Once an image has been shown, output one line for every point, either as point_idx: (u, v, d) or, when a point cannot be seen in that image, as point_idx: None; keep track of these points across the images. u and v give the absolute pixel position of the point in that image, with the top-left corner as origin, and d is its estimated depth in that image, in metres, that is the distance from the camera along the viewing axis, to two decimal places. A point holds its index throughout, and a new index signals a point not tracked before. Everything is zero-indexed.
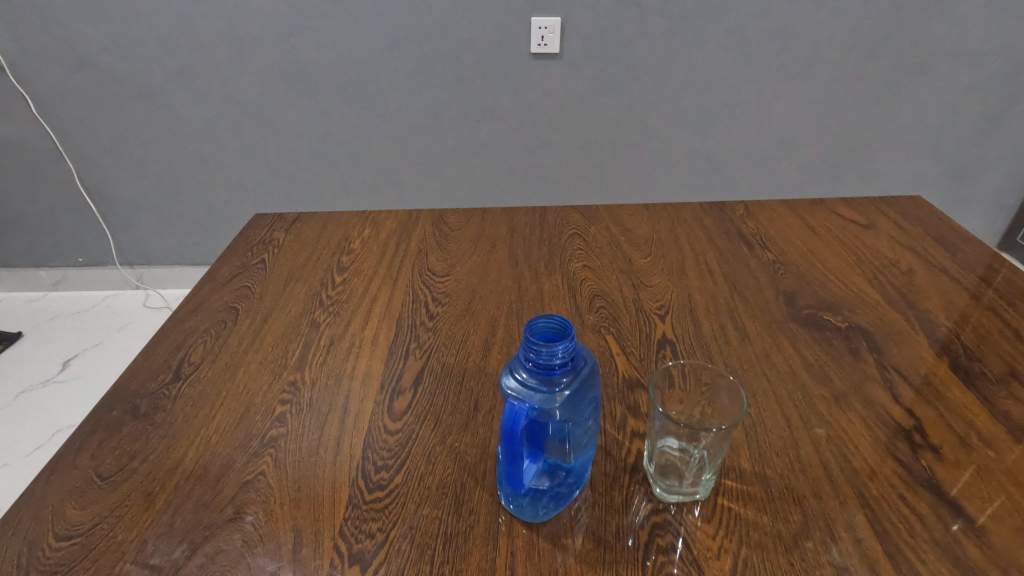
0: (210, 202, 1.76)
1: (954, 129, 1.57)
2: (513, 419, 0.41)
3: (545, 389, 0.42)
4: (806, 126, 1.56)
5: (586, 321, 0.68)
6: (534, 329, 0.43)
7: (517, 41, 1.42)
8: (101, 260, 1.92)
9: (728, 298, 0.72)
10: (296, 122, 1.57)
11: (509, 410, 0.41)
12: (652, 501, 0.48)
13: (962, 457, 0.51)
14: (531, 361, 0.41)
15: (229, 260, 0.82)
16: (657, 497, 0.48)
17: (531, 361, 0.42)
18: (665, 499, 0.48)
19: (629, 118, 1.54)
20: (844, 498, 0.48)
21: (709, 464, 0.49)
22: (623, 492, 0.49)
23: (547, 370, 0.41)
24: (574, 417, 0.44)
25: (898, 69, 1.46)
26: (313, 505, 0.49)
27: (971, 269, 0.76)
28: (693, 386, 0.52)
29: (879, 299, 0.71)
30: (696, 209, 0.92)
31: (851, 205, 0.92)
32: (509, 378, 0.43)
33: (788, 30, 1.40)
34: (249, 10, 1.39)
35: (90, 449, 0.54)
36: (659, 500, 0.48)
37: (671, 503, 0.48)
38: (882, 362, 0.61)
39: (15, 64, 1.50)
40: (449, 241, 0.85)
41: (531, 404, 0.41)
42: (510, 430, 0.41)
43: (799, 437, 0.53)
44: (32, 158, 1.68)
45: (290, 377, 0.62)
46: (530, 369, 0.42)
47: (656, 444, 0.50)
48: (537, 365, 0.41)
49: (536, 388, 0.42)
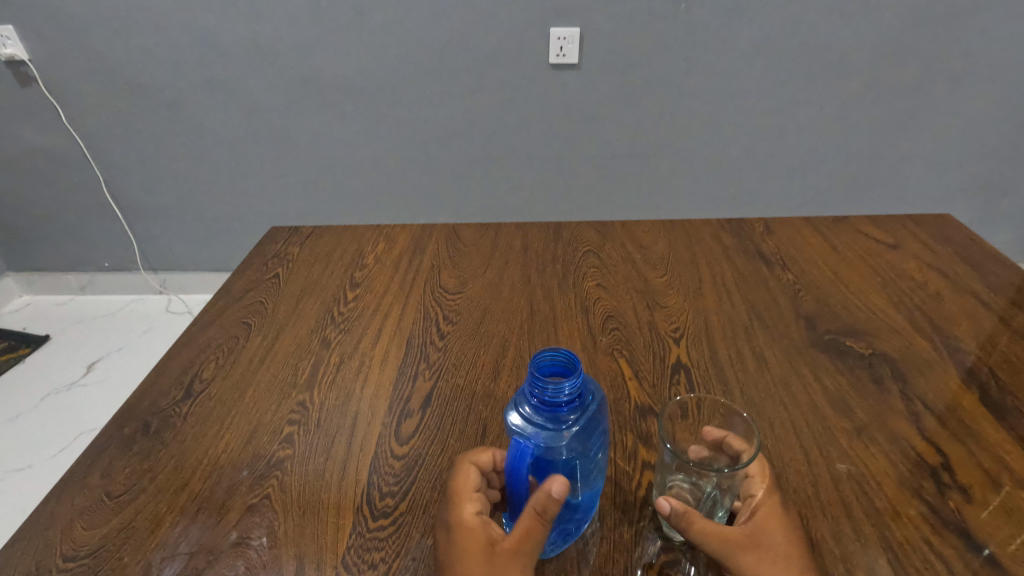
0: (232, 211, 1.79)
1: (988, 140, 1.51)
2: (519, 456, 0.40)
3: (551, 426, 0.42)
4: (831, 137, 1.52)
5: (598, 343, 0.67)
6: (541, 363, 0.43)
7: (535, 51, 1.41)
8: (126, 265, 1.97)
9: (746, 321, 0.70)
10: (316, 131, 1.58)
11: (514, 446, 0.40)
12: (662, 538, 0.47)
13: (993, 498, 0.49)
14: (537, 397, 0.41)
15: (244, 273, 0.83)
16: (667, 533, 0.47)
17: (537, 397, 0.41)
18: (675, 536, 0.47)
19: (647, 128, 1.52)
20: (866, 540, 0.46)
21: (721, 501, 0.46)
22: (632, 527, 0.47)
23: (553, 407, 0.41)
24: (583, 453, 0.43)
25: (929, 78, 1.41)
26: (317, 531, 0.48)
27: (1003, 291, 0.73)
28: (704, 419, 0.51)
29: (904, 325, 0.68)
30: (715, 226, 0.90)
31: (876, 223, 0.89)
32: (515, 414, 0.43)
33: (814, 39, 1.36)
34: (270, 21, 1.40)
35: (101, 468, 0.54)
36: (670, 537, 0.47)
37: (681, 541, 0.46)
38: (907, 393, 0.59)
39: (46, 75, 1.54)
40: (461, 257, 0.85)
41: (537, 441, 0.41)
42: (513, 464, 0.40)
43: (818, 473, 0.51)
44: (61, 166, 1.72)
45: (298, 397, 0.61)
46: (536, 406, 0.41)
47: (666, 479, 0.48)
48: (543, 402, 0.41)
49: (543, 424, 0.42)
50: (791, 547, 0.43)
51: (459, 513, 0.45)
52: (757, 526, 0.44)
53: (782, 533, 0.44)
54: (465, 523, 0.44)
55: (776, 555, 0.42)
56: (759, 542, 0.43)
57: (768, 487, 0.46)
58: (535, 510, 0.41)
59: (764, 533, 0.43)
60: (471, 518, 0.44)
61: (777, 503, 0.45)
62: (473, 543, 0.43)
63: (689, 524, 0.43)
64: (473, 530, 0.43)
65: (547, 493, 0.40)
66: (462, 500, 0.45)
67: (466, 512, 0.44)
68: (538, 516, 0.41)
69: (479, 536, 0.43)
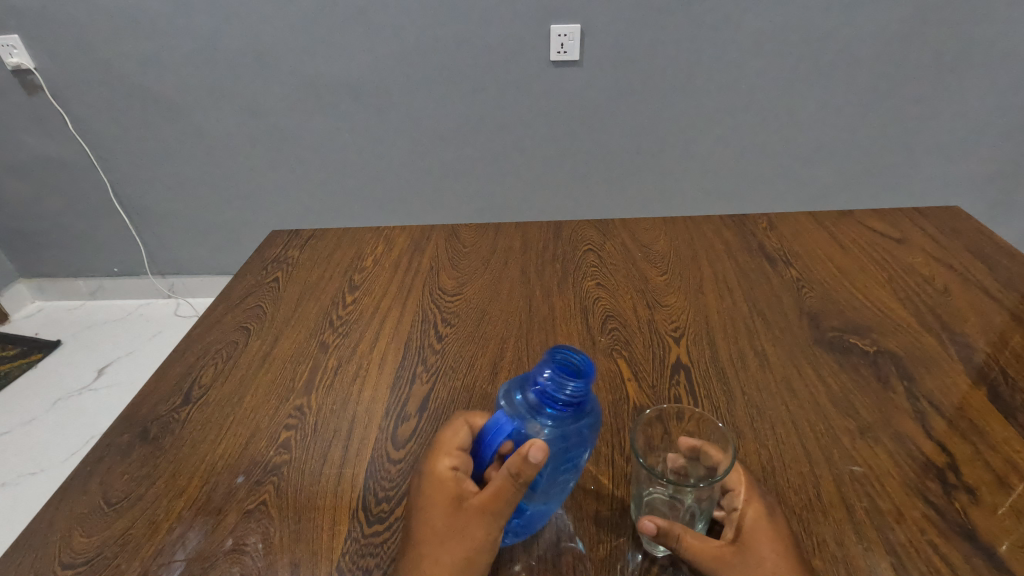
0: (237, 215, 1.80)
1: (1001, 130, 1.48)
2: (498, 430, 0.40)
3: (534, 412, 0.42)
4: (838, 128, 1.49)
5: (597, 344, 0.66)
6: (565, 358, 0.42)
7: (536, 49, 1.40)
8: (135, 270, 1.99)
9: (749, 320, 0.68)
10: (318, 134, 1.59)
11: (497, 419, 0.41)
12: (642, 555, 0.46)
13: (1001, 500, 0.47)
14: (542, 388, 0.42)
15: (245, 277, 0.84)
16: (647, 550, 0.46)
17: (542, 388, 0.42)
18: (654, 551, 0.45)
19: (651, 124, 1.51)
20: (869, 543, 0.45)
21: (700, 512, 0.46)
22: (611, 544, 0.46)
23: (551, 403, 0.42)
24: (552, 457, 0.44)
25: (939, 67, 1.38)
26: (313, 537, 0.48)
27: (1014, 285, 0.71)
28: (678, 432, 0.50)
29: (910, 321, 0.67)
30: (717, 222, 0.89)
31: (882, 216, 0.88)
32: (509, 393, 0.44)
33: (819, 30, 1.34)
34: (270, 25, 1.41)
35: (100, 474, 0.55)
36: (651, 551, 0.46)
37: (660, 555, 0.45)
38: (912, 391, 0.58)
39: (52, 83, 1.55)
40: (460, 258, 0.84)
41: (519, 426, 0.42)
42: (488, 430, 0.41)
43: (820, 474, 0.50)
44: (68, 173, 1.74)
45: (296, 402, 0.61)
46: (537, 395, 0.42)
47: (643, 492, 0.47)
48: (545, 394, 0.42)
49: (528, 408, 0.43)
50: (779, 560, 0.41)
51: (436, 466, 0.45)
52: (745, 540, 0.42)
53: (771, 546, 0.42)
54: (438, 476, 0.45)
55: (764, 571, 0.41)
56: (748, 554, 0.42)
57: (749, 496, 0.45)
58: (510, 473, 0.40)
59: (751, 548, 0.42)
60: (444, 471, 0.45)
61: (762, 513, 0.44)
62: (439, 495, 0.44)
63: (680, 539, 0.42)
64: (443, 483, 0.44)
65: (522, 456, 0.39)
66: (442, 453, 0.46)
67: (442, 466, 0.45)
68: (511, 479, 0.40)
69: (449, 490, 0.43)
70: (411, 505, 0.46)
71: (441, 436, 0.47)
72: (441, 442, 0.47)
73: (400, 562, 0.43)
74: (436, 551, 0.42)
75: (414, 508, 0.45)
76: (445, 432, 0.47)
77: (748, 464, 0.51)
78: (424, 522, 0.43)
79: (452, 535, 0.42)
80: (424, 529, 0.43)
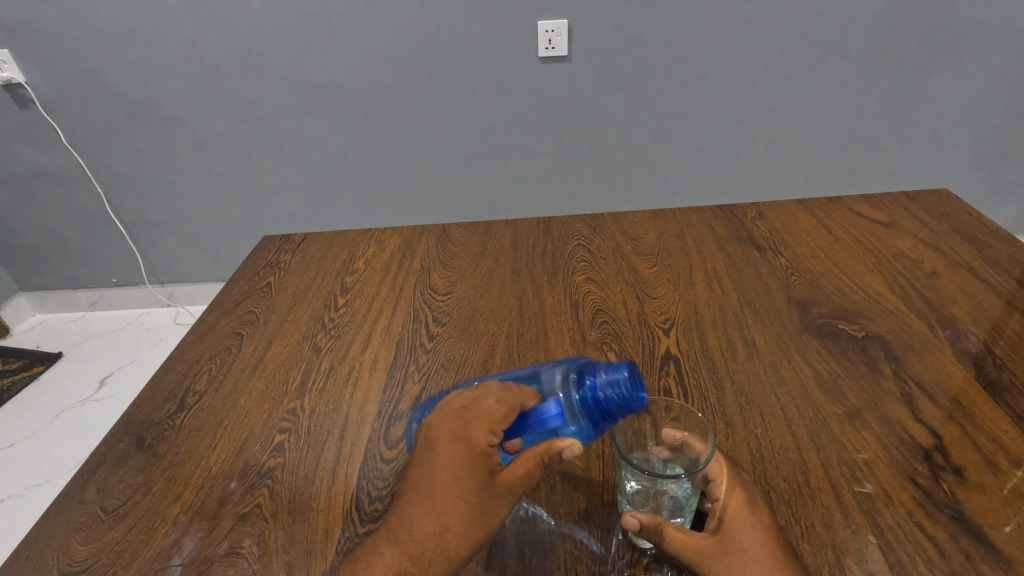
0: (232, 221, 1.81)
1: (990, 111, 1.48)
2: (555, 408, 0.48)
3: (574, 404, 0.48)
4: (829, 114, 1.49)
5: (587, 338, 0.66)
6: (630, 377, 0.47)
7: (524, 45, 1.40)
8: (133, 280, 1.99)
9: (738, 310, 0.69)
10: (310, 139, 1.59)
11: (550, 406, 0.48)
12: (630, 548, 0.46)
13: (988, 480, 0.47)
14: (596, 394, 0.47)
15: (237, 283, 0.84)
16: (634, 543, 0.46)
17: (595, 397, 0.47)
18: (641, 544, 0.46)
19: (640, 116, 1.51)
20: (856, 525, 0.45)
21: (686, 503, 0.46)
22: (598, 537, 0.47)
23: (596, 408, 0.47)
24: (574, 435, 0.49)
25: (928, 49, 1.38)
26: (307, 538, 0.49)
27: (1004, 269, 0.71)
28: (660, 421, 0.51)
29: (899, 306, 0.67)
30: (706, 213, 0.89)
31: (871, 203, 0.87)
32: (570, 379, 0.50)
33: (806, 16, 1.33)
34: (257, 29, 1.40)
35: (96, 483, 0.55)
36: (638, 544, 0.46)
37: (647, 549, 0.46)
38: (901, 374, 0.58)
39: (44, 98, 1.56)
40: (451, 257, 0.85)
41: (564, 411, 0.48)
42: (546, 404, 0.48)
43: (808, 459, 0.51)
44: (63, 185, 1.74)
45: (290, 404, 0.62)
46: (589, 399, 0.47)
47: (627, 489, 0.47)
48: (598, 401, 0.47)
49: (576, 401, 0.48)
50: (762, 549, 0.42)
51: (474, 437, 0.45)
52: (727, 531, 0.43)
53: (753, 536, 0.43)
54: (476, 447, 0.45)
55: (746, 562, 0.42)
56: (732, 547, 0.43)
57: (730, 487, 0.46)
58: (541, 453, 0.46)
59: (733, 539, 0.43)
60: (482, 444, 0.45)
61: (743, 503, 0.44)
62: (476, 469, 0.44)
63: (663, 535, 0.43)
64: (479, 456, 0.44)
65: (557, 446, 0.46)
66: (482, 425, 0.45)
67: (481, 438, 0.45)
68: (539, 464, 0.46)
69: (485, 464, 0.45)
70: (431, 469, 0.44)
71: (483, 406, 0.46)
72: (482, 412, 0.46)
73: (420, 535, 0.42)
74: (463, 527, 0.43)
75: (440, 476, 0.44)
76: (488, 402, 0.46)
77: (737, 452, 0.52)
78: (455, 492, 0.43)
79: (480, 513, 0.43)
80: (455, 504, 0.43)
